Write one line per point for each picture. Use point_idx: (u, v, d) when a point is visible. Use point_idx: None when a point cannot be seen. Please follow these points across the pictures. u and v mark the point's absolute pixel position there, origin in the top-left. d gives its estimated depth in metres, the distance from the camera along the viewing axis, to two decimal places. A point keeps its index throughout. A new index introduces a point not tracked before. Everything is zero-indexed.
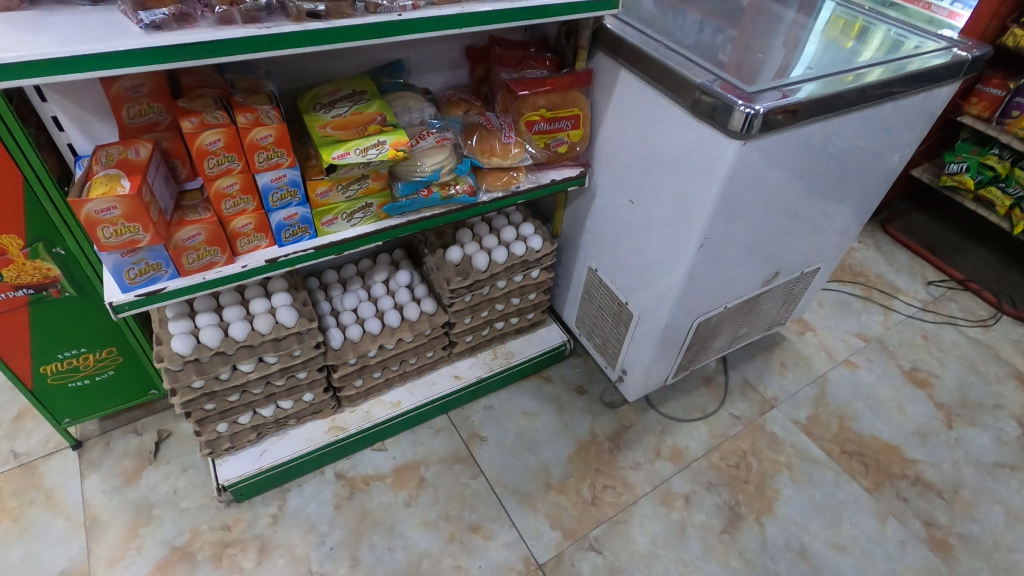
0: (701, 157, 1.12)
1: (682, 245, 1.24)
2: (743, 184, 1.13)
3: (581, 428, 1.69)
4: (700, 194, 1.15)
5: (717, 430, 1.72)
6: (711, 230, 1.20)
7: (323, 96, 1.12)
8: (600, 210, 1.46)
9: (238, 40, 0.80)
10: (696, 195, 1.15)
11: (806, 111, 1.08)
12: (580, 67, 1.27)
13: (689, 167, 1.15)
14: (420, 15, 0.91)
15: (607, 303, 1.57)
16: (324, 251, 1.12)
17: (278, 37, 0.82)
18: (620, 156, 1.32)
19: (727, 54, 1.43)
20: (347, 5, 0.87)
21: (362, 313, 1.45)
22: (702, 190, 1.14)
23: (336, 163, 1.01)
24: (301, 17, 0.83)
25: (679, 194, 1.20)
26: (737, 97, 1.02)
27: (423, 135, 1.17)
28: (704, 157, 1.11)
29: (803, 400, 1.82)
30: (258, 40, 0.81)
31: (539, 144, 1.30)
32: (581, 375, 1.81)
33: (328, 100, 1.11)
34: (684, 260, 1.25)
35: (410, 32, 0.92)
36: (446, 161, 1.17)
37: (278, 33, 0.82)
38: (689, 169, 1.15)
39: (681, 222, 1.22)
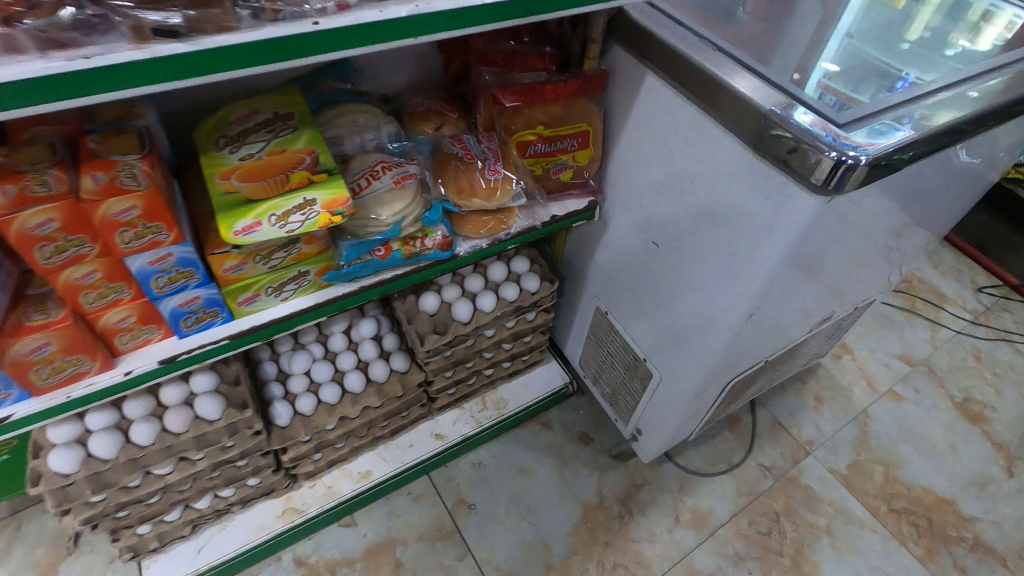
0: (759, 209, 0.81)
1: (726, 313, 0.95)
2: (815, 244, 0.83)
3: (586, 488, 1.44)
4: (757, 259, 0.84)
5: (744, 486, 1.47)
6: (767, 297, 0.90)
7: (230, 123, 0.80)
8: (614, 244, 1.15)
9: (36, 81, 0.48)
10: (751, 258, 0.85)
11: (926, 149, 0.75)
12: (589, 67, 0.95)
13: (742, 220, 0.84)
14: (348, 22, 0.59)
15: (619, 352, 1.28)
16: (245, 339, 0.83)
17: (109, 71, 0.50)
18: (643, 186, 1.00)
19: (749, 9, 1.05)
20: (225, 12, 0.54)
21: (315, 377, 1.17)
22: (759, 254, 0.83)
23: (243, 239, 0.70)
24: (144, 36, 0.51)
25: (724, 251, 0.89)
26: (830, 135, 0.69)
27: (375, 173, 0.86)
28: (766, 211, 0.80)
29: (842, 444, 1.57)
30: (76, 78, 0.49)
31: (533, 170, 1.00)
32: (585, 420, 1.55)
33: (237, 131, 0.79)
34: (728, 330, 0.96)
35: (336, 49, 0.60)
36: (408, 211, 0.85)
37: (109, 64, 0.50)
38: (740, 220, 0.84)
39: (725, 284, 0.92)
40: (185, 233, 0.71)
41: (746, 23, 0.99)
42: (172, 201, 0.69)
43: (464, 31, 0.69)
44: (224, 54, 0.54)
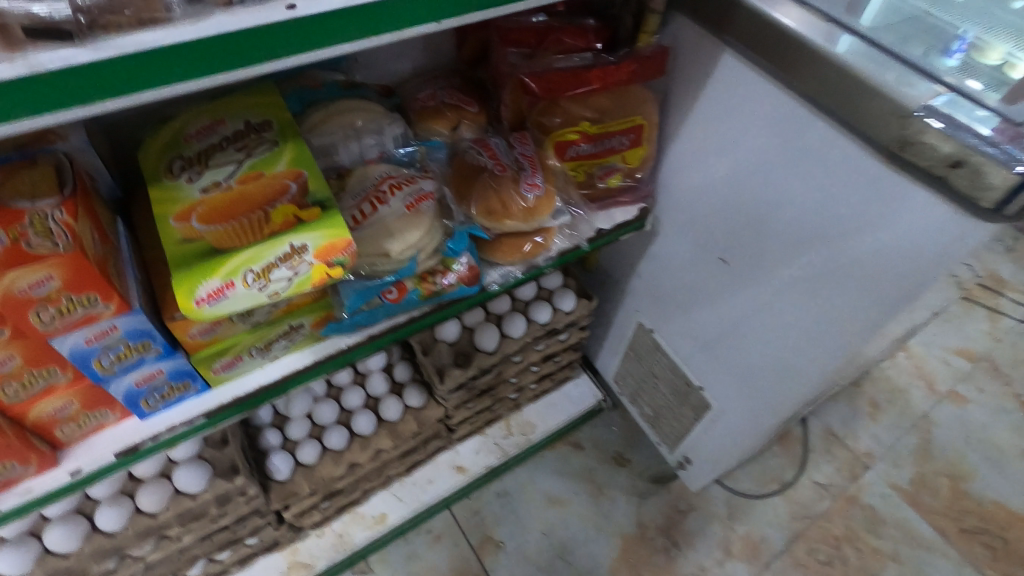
0: (890, 232, 0.62)
1: (824, 348, 0.77)
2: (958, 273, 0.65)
3: (624, 518, 1.29)
4: (880, 293, 0.66)
5: (798, 508, 1.32)
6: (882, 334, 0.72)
7: (187, 140, 0.60)
8: (668, 255, 0.97)
9: None
10: (872, 291, 0.67)
11: None
12: (646, 45, 0.75)
13: (860, 243, 0.65)
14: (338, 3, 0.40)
15: (666, 373, 1.11)
16: (227, 413, 0.65)
17: None
18: (714, 191, 0.81)
19: None
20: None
21: (317, 420, 1.00)
22: (885, 288, 0.65)
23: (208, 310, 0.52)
24: (17, 40, 0.32)
25: (831, 278, 0.71)
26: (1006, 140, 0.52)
27: (381, 195, 0.67)
28: (902, 236, 0.61)
29: (903, 456, 1.42)
30: None
31: (574, 176, 0.80)
32: (620, 438, 1.39)
33: (196, 151, 0.60)
34: (824, 367, 0.79)
35: (321, 43, 0.41)
36: (425, 244, 0.67)
37: None
38: (858, 243, 0.66)
39: (827, 316, 0.74)
40: (133, 297, 0.52)
41: None
42: (108, 258, 0.51)
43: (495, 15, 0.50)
44: (148, 61, 0.35)
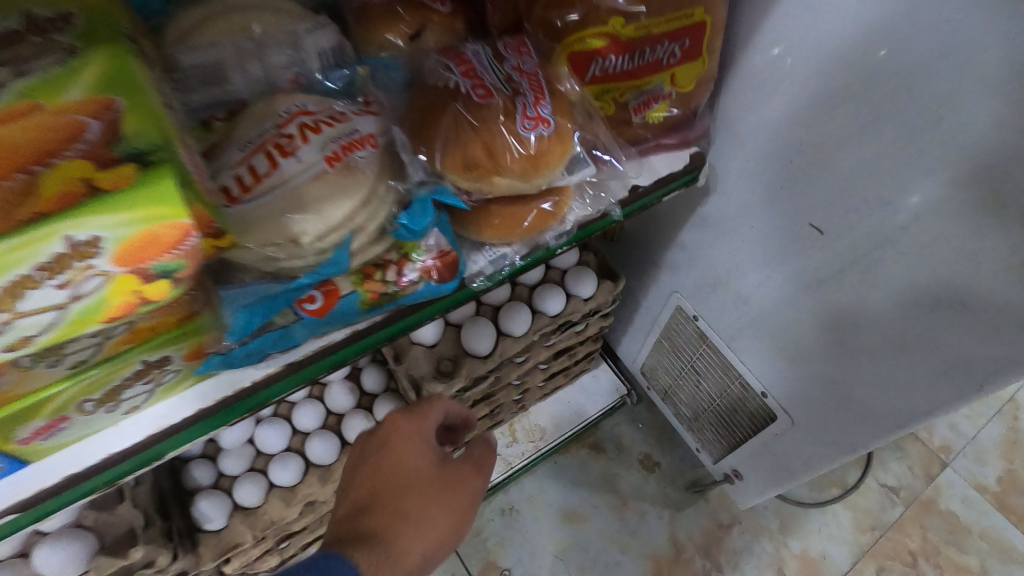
0: None
1: (970, 364, 0.51)
2: None
3: (655, 535, 1.07)
4: None
5: (864, 517, 1.09)
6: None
7: None
8: (733, 217, 0.70)
9: None
10: None
11: None
12: None
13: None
14: None
15: (713, 371, 0.86)
16: (65, 496, 0.42)
17: None
18: (826, 119, 0.54)
19: None
20: None
21: (262, 447, 0.78)
22: None
23: None
24: None
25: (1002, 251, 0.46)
26: None
27: (285, 143, 0.40)
28: None
29: (988, 449, 1.17)
30: None
31: (601, 106, 0.54)
32: (647, 437, 1.15)
33: None
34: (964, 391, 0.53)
35: None
36: (361, 221, 0.41)
37: None
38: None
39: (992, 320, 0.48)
40: None
41: None
42: None
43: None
44: None
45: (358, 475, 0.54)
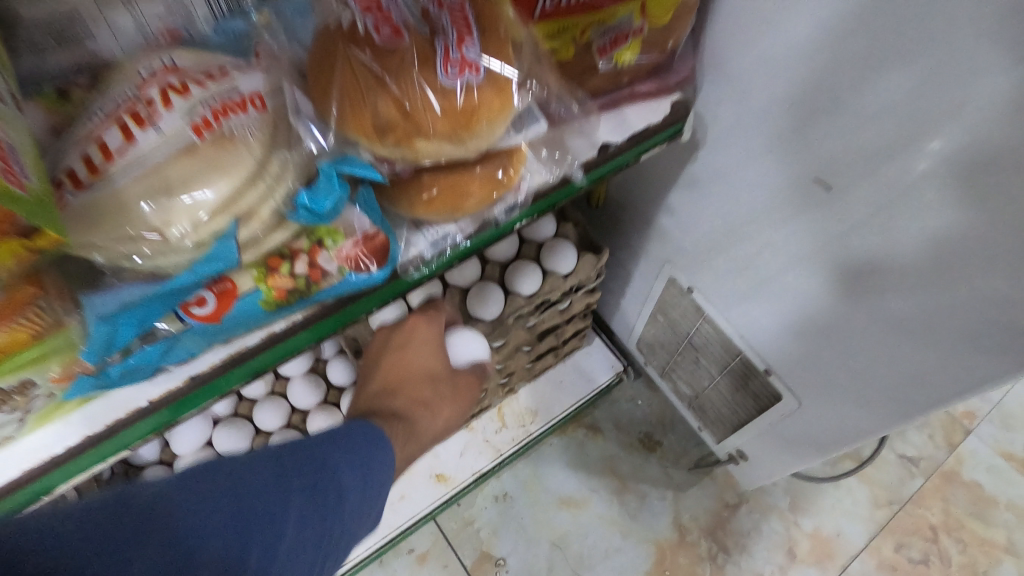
0: None
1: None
2: None
3: (658, 519, 1.01)
4: None
5: (882, 492, 1.02)
6: None
7: None
8: (725, 177, 0.61)
9: None
10: None
11: None
12: None
13: None
14: None
15: (712, 347, 0.78)
16: None
17: None
18: (850, 36, 0.41)
19: None
20: None
21: (221, 451, 0.72)
22: None
23: None
24: None
25: None
26: None
27: (143, 110, 0.32)
28: None
29: (1016, 415, 1.09)
30: None
31: (558, 51, 0.45)
32: (648, 416, 1.08)
33: None
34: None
35: None
36: (250, 204, 0.33)
37: None
38: None
39: None
40: None
41: None
42: None
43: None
44: None
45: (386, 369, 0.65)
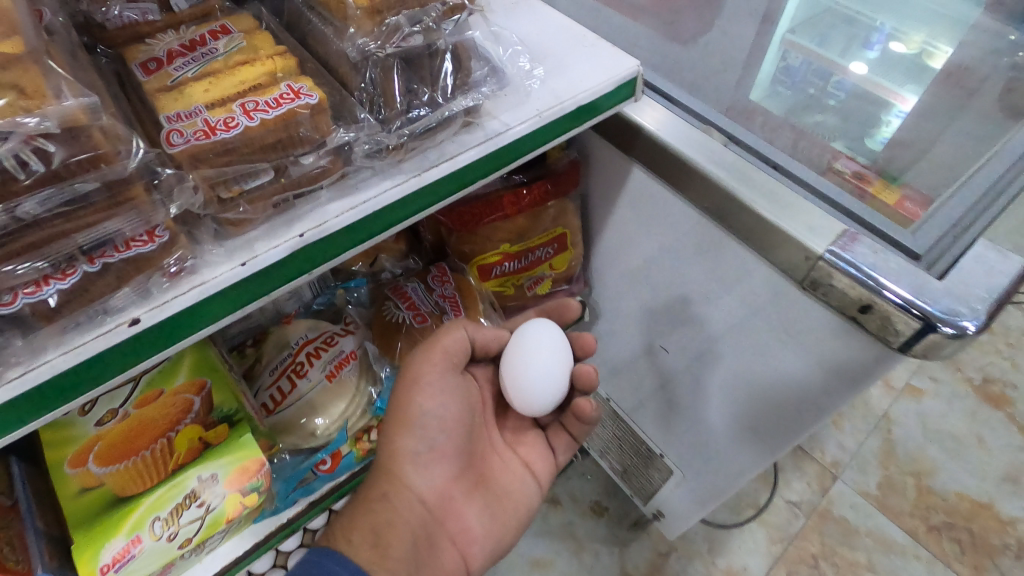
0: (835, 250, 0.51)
1: (826, 348, 0.60)
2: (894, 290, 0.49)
3: (609, 570, 1.29)
4: (843, 278, 0.51)
5: (775, 531, 1.34)
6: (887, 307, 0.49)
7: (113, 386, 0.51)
8: (611, 336, 0.95)
9: (26, 392, 0.30)
10: (824, 283, 0.53)
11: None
12: (558, 160, 0.72)
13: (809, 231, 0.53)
14: (222, 289, 0.35)
15: (628, 438, 1.11)
16: None
17: (120, 355, 0.33)
18: (658, 265, 0.74)
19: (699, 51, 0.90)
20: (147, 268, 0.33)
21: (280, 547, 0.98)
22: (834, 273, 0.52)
23: None
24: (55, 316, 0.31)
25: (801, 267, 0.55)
26: (953, 309, 0.47)
27: (299, 368, 0.65)
28: (820, 340, 0.60)
29: (868, 460, 1.45)
30: (56, 385, 0.31)
31: (503, 290, 0.80)
32: (595, 487, 1.39)
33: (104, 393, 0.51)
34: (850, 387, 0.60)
35: (219, 312, 0.36)
36: (352, 411, 0.65)
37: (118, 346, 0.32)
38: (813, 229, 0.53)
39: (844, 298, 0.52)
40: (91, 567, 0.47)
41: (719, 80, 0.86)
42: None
43: (403, 226, 0.43)
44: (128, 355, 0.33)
45: (380, 512, 0.58)
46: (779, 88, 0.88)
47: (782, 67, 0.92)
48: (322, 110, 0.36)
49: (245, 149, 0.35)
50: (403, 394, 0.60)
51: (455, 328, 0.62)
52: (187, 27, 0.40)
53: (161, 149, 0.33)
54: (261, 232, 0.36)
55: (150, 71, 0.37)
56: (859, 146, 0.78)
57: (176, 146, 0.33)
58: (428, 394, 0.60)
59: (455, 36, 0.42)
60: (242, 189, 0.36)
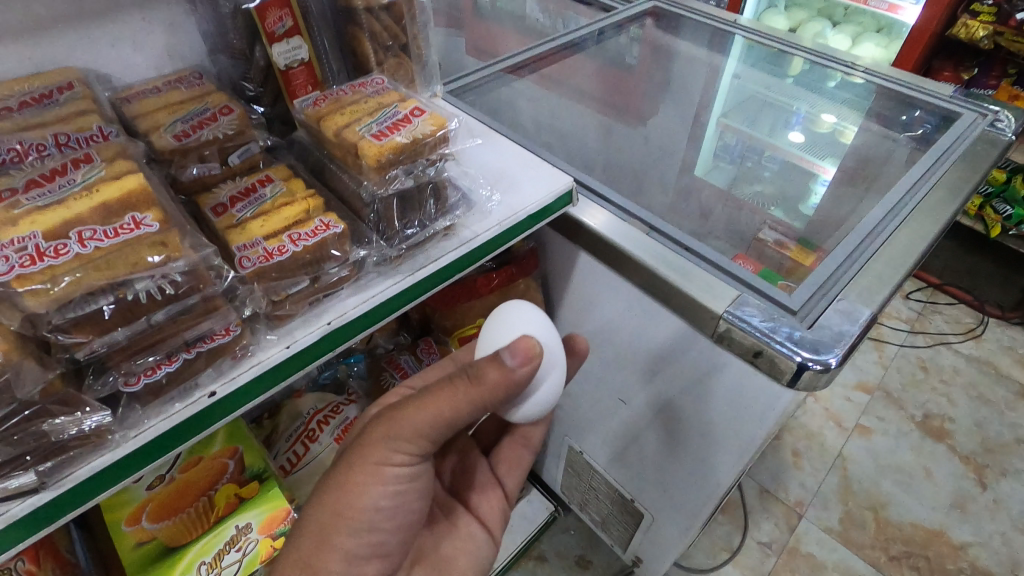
0: (740, 309, 0.67)
1: (746, 386, 0.74)
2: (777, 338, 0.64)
3: None
4: (741, 330, 0.66)
5: (749, 572, 1.42)
6: (771, 349, 0.64)
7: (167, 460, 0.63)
8: (579, 394, 1.09)
9: (145, 450, 0.42)
10: (731, 338, 0.68)
11: (873, 283, 0.71)
12: (521, 248, 0.88)
13: (714, 297, 0.69)
14: (273, 369, 0.47)
15: (603, 488, 1.22)
16: None
17: (204, 421, 0.45)
18: (610, 328, 0.90)
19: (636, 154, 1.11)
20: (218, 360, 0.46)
21: None
22: (733, 329, 0.67)
23: None
24: (157, 392, 0.43)
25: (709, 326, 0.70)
26: (815, 347, 0.63)
27: (312, 433, 0.77)
28: (741, 380, 0.74)
29: (829, 497, 1.56)
30: (164, 446, 0.43)
31: None
32: (580, 541, 1.47)
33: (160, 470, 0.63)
34: (770, 417, 0.73)
35: (273, 384, 0.49)
36: None
37: (205, 414, 0.44)
38: (715, 295, 0.69)
39: (741, 347, 0.67)
40: None
41: (652, 180, 1.06)
42: None
43: (402, 312, 0.57)
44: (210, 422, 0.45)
45: None
46: (721, 163, 1.15)
47: (721, 146, 1.18)
48: (345, 235, 0.52)
49: (292, 266, 0.49)
50: (351, 477, 0.55)
51: (448, 402, 0.53)
52: (241, 177, 0.56)
53: (235, 271, 0.47)
54: (303, 321, 0.50)
55: (219, 213, 0.52)
56: (763, 226, 0.97)
57: (247, 268, 0.48)
58: (384, 480, 0.56)
59: (437, 175, 0.57)
60: (288, 293, 0.49)
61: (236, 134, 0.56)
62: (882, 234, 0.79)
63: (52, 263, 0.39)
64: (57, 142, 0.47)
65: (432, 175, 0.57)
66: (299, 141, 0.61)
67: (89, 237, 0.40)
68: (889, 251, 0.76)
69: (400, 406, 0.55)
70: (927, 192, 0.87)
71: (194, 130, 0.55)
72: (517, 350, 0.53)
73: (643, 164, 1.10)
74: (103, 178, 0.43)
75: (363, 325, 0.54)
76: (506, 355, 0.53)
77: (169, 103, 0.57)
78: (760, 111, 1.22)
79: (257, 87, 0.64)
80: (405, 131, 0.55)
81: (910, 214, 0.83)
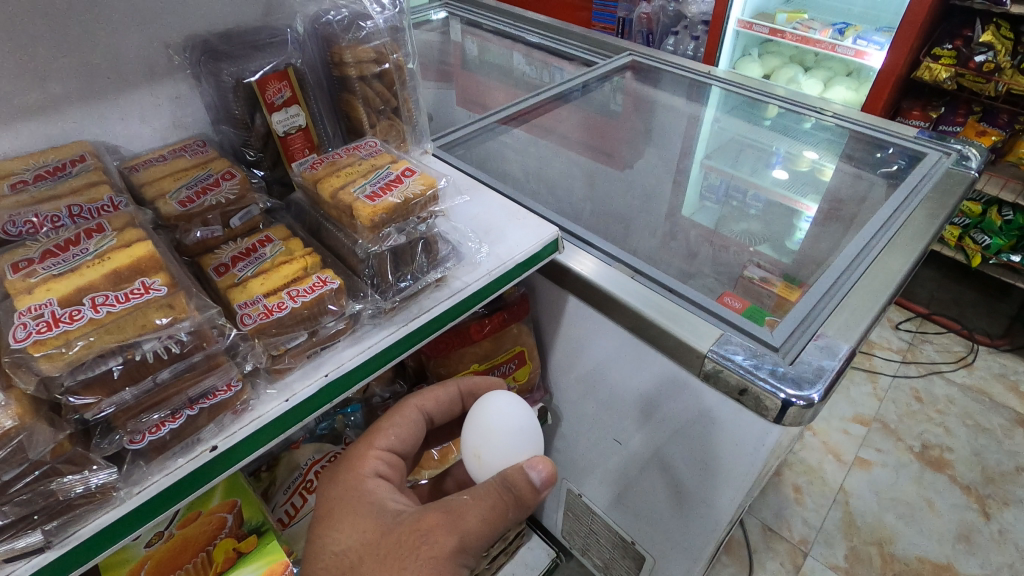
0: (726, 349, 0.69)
1: (734, 422, 0.75)
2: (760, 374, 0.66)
3: None
4: (728, 369, 0.68)
5: None
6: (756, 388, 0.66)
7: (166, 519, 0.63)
8: (576, 436, 1.10)
9: (151, 504, 0.43)
10: (717, 377, 0.70)
11: (852, 318, 0.73)
12: (511, 294, 0.91)
13: (700, 338, 0.71)
14: (271, 422, 0.49)
15: (604, 531, 1.21)
16: None
17: (208, 473, 0.46)
18: (601, 369, 0.92)
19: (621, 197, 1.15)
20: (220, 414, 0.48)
21: None
22: (719, 368, 0.69)
23: None
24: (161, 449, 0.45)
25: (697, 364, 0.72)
26: (795, 382, 0.65)
27: (310, 484, 0.78)
28: (728, 416, 0.76)
29: (832, 533, 1.54)
30: (170, 500, 0.45)
31: None
32: None
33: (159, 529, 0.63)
34: (759, 452, 0.75)
35: (272, 436, 0.50)
36: None
37: (209, 466, 0.46)
38: (702, 336, 0.71)
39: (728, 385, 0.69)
40: None
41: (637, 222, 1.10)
42: None
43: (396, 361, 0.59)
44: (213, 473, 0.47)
45: None
46: (706, 205, 1.18)
47: (706, 187, 1.23)
48: (341, 290, 0.54)
49: (291, 322, 0.52)
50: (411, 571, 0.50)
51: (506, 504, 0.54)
52: (241, 238, 0.59)
53: (237, 329, 0.49)
54: (301, 374, 0.52)
55: (221, 273, 0.55)
56: (746, 265, 1.00)
57: (248, 325, 0.50)
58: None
59: (427, 230, 0.60)
60: (287, 348, 0.52)
61: (237, 198, 0.59)
62: (857, 270, 0.82)
63: (66, 329, 0.41)
64: (71, 214, 0.50)
65: (422, 230, 0.60)
66: (296, 202, 0.65)
67: (100, 302, 0.42)
68: (864, 287, 0.79)
69: (453, 501, 0.54)
70: (898, 227, 0.91)
71: (198, 196, 0.58)
72: (541, 471, 0.56)
73: (628, 208, 1.14)
74: (112, 246, 0.46)
75: (358, 376, 0.56)
76: (533, 474, 0.56)
77: (175, 171, 0.61)
78: (739, 154, 1.28)
79: (257, 153, 0.67)
80: (396, 191, 0.58)
81: (883, 249, 0.86)
